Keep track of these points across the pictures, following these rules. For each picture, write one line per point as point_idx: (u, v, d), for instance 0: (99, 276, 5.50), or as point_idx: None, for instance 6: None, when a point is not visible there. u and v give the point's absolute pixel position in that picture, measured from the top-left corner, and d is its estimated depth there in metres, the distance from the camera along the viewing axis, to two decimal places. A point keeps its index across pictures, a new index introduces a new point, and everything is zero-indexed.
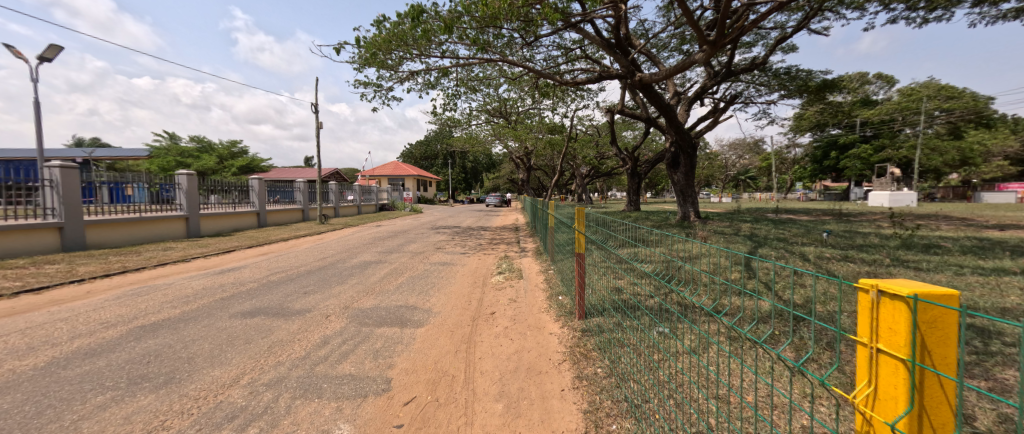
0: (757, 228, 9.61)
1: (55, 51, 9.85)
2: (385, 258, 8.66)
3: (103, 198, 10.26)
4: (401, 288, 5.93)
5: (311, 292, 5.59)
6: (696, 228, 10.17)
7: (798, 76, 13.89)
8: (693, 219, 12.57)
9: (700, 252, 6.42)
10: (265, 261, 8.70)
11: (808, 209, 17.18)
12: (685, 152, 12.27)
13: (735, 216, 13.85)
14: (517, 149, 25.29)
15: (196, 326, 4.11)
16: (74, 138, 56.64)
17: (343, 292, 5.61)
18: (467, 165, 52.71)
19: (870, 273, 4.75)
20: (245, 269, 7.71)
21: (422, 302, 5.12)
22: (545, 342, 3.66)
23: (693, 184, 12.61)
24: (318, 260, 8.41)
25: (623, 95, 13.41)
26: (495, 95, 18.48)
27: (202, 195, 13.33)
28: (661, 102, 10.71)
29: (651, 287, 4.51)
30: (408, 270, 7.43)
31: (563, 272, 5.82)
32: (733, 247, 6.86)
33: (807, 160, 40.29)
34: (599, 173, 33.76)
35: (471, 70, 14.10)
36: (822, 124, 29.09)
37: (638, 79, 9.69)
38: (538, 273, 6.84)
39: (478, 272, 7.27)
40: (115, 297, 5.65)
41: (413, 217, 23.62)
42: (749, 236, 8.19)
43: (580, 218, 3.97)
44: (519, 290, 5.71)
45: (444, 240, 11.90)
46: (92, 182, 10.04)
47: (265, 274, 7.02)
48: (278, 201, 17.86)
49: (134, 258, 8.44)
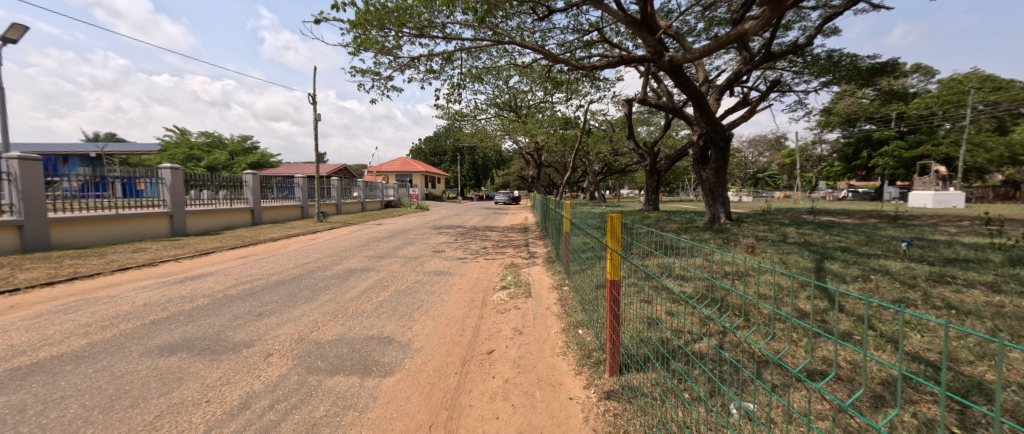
0: (807, 235, 8.24)
1: (19, 32, 8.96)
2: (373, 265, 7.53)
3: (116, 193, 10.18)
4: (381, 308, 4.78)
5: (267, 314, 4.47)
6: (734, 233, 8.84)
7: (842, 61, 12.51)
8: (723, 221, 11.21)
9: (745, 268, 5.19)
10: (240, 267, 7.67)
11: (848, 211, 15.47)
12: (716, 145, 10.85)
13: (769, 218, 12.48)
14: (528, 146, 24.10)
15: (84, 370, 3.02)
16: (93, 134, 58.40)
17: (307, 314, 4.49)
18: (477, 161, 51.73)
19: (1012, 307, 3.42)
20: (210, 277, 6.69)
21: (401, 331, 3.99)
22: (563, 417, 2.49)
23: (725, 183, 11.20)
24: (297, 267, 7.34)
25: (645, 82, 12.09)
26: (504, 85, 17.33)
27: (213, 191, 13.42)
28: (692, 89, 9.35)
29: (709, 326, 3.24)
30: (396, 281, 6.30)
31: (583, 293, 4.60)
32: (792, 259, 5.55)
33: (834, 157, 38.13)
34: (613, 169, 32.33)
35: (476, 56, 12.95)
36: (855, 118, 27.11)
37: (668, 60, 8.37)
38: (549, 288, 5.67)
39: (479, 285, 6.10)
40: (33, 316, 4.62)
41: (418, 215, 22.66)
42: (803, 245, 6.85)
43: (614, 232, 2.75)
44: (527, 314, 4.54)
45: (445, 243, 10.80)
46: (105, 177, 9.97)
47: (229, 285, 5.97)
48: (276, 198, 16.90)
49: (92, 262, 7.45)
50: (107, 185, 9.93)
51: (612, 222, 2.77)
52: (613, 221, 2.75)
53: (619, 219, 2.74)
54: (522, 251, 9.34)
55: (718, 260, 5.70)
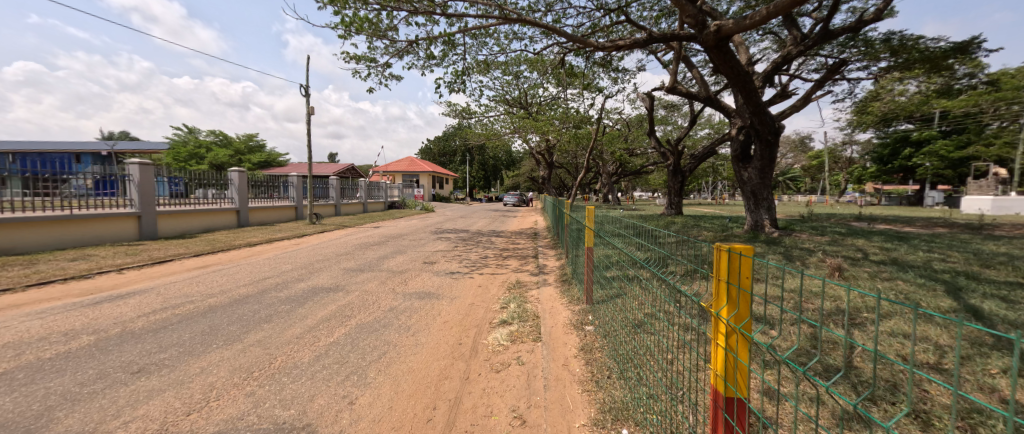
0: (890, 250, 6.56)
1: None
2: (345, 283, 6.01)
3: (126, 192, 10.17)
4: (325, 360, 3.31)
5: (150, 371, 3.01)
6: (794, 246, 7.18)
7: (907, 43, 10.75)
8: (768, 229, 9.54)
9: (853, 307, 3.60)
10: (186, 282, 6.22)
11: (907, 218, 13.55)
12: (762, 140, 9.21)
13: (822, 227, 10.76)
14: (539, 145, 22.59)
15: None
16: (108, 133, 59.02)
17: (209, 371, 3.03)
18: (487, 162, 50.43)
19: None
20: (137, 296, 5.32)
21: (333, 416, 2.50)
22: None
23: (770, 185, 9.57)
24: (251, 284, 5.92)
25: (674, 68, 10.50)
26: (513, 77, 15.82)
27: (209, 190, 12.85)
28: (738, 69, 7.72)
29: None
30: (364, 308, 4.77)
31: (622, 349, 3.09)
32: (914, 293, 3.94)
33: (866, 159, 35.77)
34: (628, 171, 30.64)
35: (481, 39, 11.44)
36: (891, 118, 25.02)
37: (715, 31, 6.77)
38: (564, 324, 4.16)
39: (474, 317, 4.61)
40: None
41: (421, 217, 21.23)
42: (904, 267, 5.19)
43: (732, 286, 1.23)
44: (535, 378, 3.07)
45: (443, 251, 9.34)
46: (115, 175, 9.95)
47: (147, 311, 4.57)
48: (266, 198, 15.65)
49: (7, 274, 6.13)
50: (117, 184, 9.92)
51: (722, 257, 1.27)
52: (733, 261, 1.23)
53: (754, 253, 1.20)
54: (530, 265, 7.72)
55: (802, 294, 4.08)
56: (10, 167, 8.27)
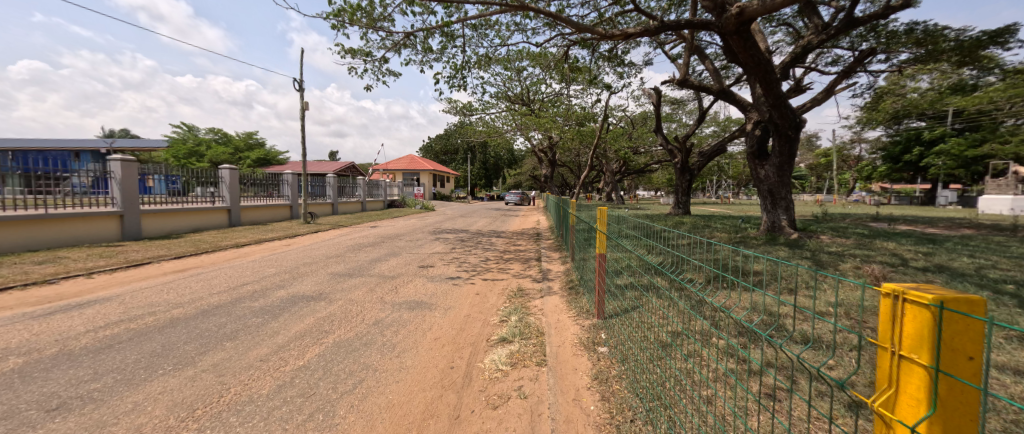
0: (928, 255, 5.97)
1: None
2: (329, 290, 5.45)
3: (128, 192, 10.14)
4: (285, 393, 2.75)
5: (68, 410, 2.47)
6: (820, 250, 6.59)
7: (931, 32, 10.17)
8: (786, 230, 8.94)
9: None
10: (157, 287, 5.69)
11: (927, 219, 12.94)
12: (781, 134, 8.63)
13: (843, 228, 10.14)
14: (541, 142, 22.04)
15: None
16: (109, 131, 58.95)
17: (139, 409, 2.48)
18: (488, 160, 49.87)
19: None
20: (95, 306, 4.77)
21: None
22: None
23: (788, 183, 8.99)
24: (225, 291, 5.38)
25: (685, 59, 9.93)
26: (515, 72, 15.25)
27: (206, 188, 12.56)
28: (758, 57, 7.15)
29: None
30: (345, 321, 4.23)
31: (646, 383, 2.54)
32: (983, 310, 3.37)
33: (875, 158, 35.07)
34: (633, 169, 30.04)
35: (481, 30, 10.90)
36: (900, 116, 24.41)
37: (735, 16, 6.22)
38: (573, 343, 3.60)
39: (469, 332, 4.05)
40: None
41: (420, 216, 20.59)
42: (955, 274, 4.61)
43: (933, 375, 0.73)
44: (539, 418, 2.52)
45: (440, 253, 8.79)
46: None
47: (98, 325, 4.04)
48: (259, 196, 15.12)
49: None
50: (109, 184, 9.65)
51: (916, 330, 0.77)
52: (950, 340, 0.72)
53: (986, 315, 0.72)
54: (532, 270, 7.14)
55: (851, 309, 3.53)
56: (11, 165, 8.19)
